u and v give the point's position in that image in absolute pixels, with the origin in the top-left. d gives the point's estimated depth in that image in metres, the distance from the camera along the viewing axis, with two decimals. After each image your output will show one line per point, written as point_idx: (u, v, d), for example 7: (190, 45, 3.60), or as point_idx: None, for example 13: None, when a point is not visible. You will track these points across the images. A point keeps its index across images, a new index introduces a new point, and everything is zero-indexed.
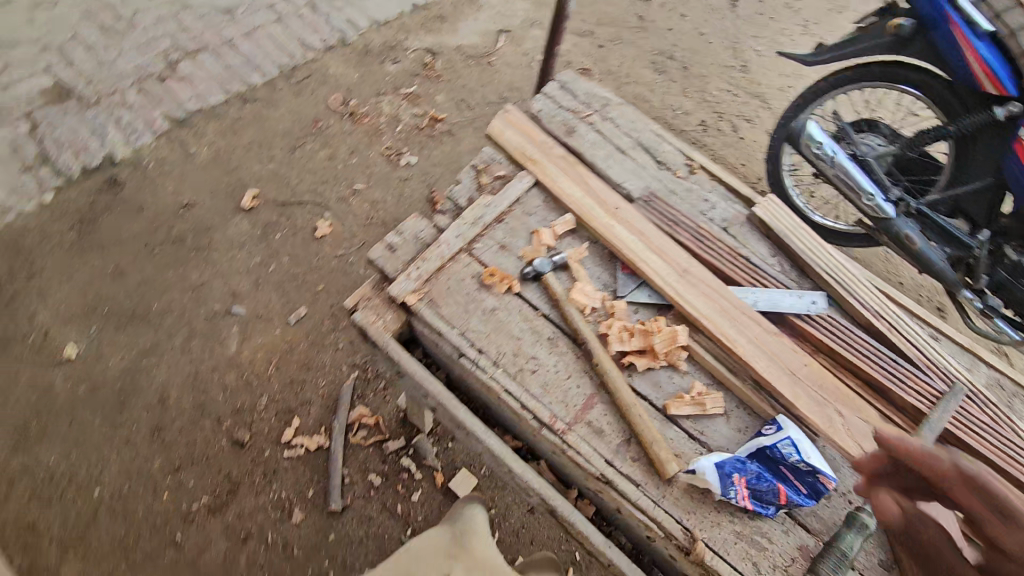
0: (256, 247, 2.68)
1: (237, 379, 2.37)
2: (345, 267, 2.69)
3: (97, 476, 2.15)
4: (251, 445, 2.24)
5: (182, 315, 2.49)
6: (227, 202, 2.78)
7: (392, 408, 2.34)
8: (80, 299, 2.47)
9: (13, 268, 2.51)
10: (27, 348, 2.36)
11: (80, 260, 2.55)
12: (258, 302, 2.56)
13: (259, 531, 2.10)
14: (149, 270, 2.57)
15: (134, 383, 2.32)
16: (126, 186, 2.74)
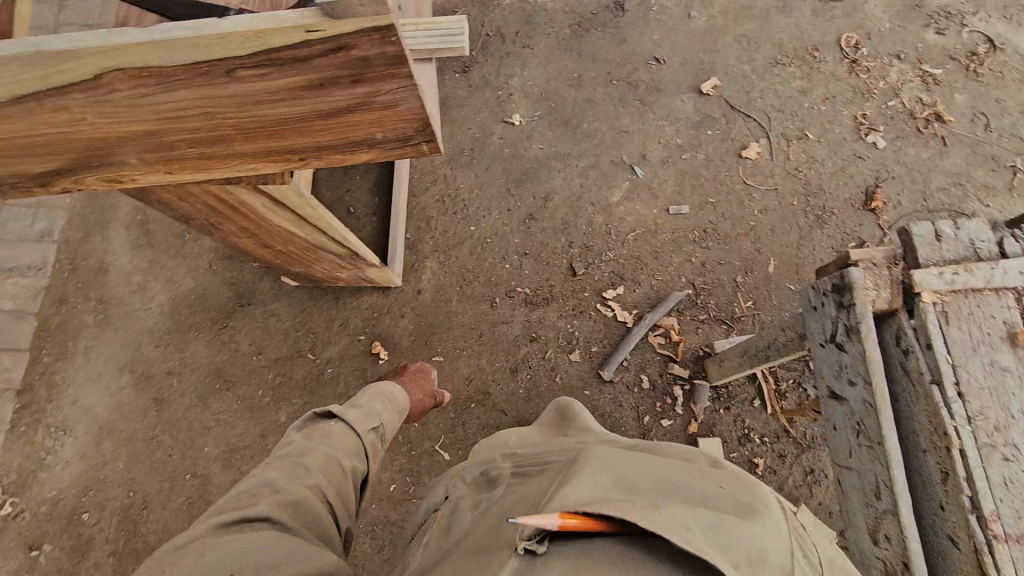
0: (685, 130, 2.73)
1: (602, 224, 2.58)
2: (744, 198, 2.60)
3: (476, 218, 2.60)
4: (580, 280, 2.49)
5: (598, 146, 2.72)
6: (689, 78, 2.82)
7: (699, 341, 2.39)
8: (542, 84, 2.83)
9: (516, 30, 2.92)
10: (490, 96, 2.81)
11: (560, 54, 2.87)
12: (656, 176, 2.66)
13: (545, 344, 2.39)
14: (598, 95, 2.80)
15: (537, 172, 2.67)
16: (625, 16, 2.93)
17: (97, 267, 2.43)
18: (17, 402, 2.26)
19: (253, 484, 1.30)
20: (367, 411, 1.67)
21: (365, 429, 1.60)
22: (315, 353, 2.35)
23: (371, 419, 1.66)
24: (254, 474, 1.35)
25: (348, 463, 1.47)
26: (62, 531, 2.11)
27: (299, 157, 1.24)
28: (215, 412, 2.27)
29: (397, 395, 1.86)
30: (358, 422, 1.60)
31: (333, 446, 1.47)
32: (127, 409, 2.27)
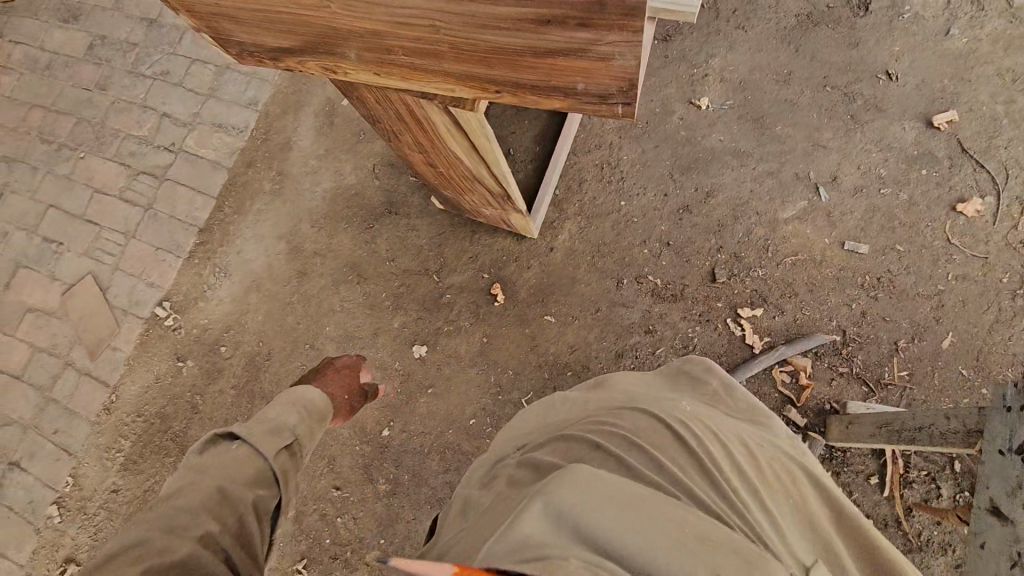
0: (894, 163, 2.39)
1: (761, 238, 2.37)
2: (937, 257, 2.27)
3: (629, 194, 2.49)
4: (717, 289, 2.34)
5: (785, 154, 2.45)
6: (921, 105, 2.43)
7: (829, 393, 2.19)
8: (745, 70, 2.57)
9: (735, 5, 2.65)
10: (684, 71, 2.60)
11: (777, 42, 2.58)
12: (841, 205, 2.37)
13: (659, 340, 2.31)
14: (804, 98, 2.50)
15: (708, 164, 2.48)
16: (867, 17, 2.55)
17: (284, 143, 2.70)
18: (196, 238, 2.63)
19: (115, 548, 1.14)
20: (272, 428, 1.51)
21: (275, 453, 1.44)
22: (440, 275, 2.46)
23: (280, 434, 1.51)
24: (135, 525, 1.21)
25: (248, 494, 1.30)
26: (203, 354, 2.48)
27: (494, 89, 1.24)
28: (344, 299, 2.48)
29: (317, 401, 1.72)
30: (262, 444, 1.44)
31: (228, 479, 1.31)
32: (275, 272, 2.55)
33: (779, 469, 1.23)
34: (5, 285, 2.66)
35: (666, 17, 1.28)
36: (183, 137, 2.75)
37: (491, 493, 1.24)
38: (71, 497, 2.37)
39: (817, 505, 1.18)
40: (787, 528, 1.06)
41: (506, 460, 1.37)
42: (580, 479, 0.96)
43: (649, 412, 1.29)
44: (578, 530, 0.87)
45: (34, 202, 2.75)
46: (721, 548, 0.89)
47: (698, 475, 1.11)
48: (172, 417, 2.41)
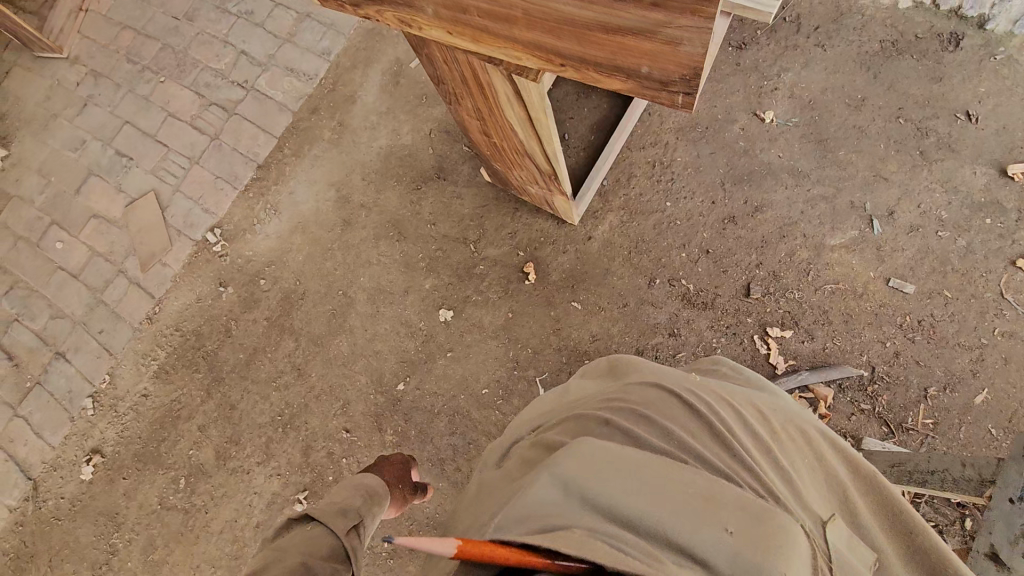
0: (958, 207, 2.30)
1: (804, 261, 2.33)
2: (985, 310, 2.18)
3: (677, 196, 2.47)
4: (749, 304, 2.31)
5: (844, 180, 2.39)
6: (997, 152, 2.33)
7: (845, 427, 2.15)
8: (818, 89, 2.51)
9: (819, 23, 2.58)
10: (754, 82, 2.56)
11: (856, 66, 2.50)
12: (893, 241, 2.30)
13: (682, 345, 2.30)
14: (874, 127, 2.43)
15: (761, 178, 2.44)
16: (956, 53, 2.45)
17: (349, 96, 2.78)
18: (254, 173, 2.75)
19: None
20: (337, 508, 1.56)
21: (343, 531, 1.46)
22: (477, 246, 2.51)
23: (345, 514, 1.54)
24: None
25: (327, 567, 1.28)
26: (243, 284, 2.60)
27: (560, 62, 1.26)
28: (382, 254, 2.56)
29: (379, 487, 1.77)
30: (331, 522, 1.47)
31: (308, 553, 1.30)
32: (322, 217, 2.64)
33: (789, 432, 1.30)
34: (76, 190, 2.84)
35: (743, 15, 1.28)
36: (256, 76, 2.86)
37: (504, 472, 1.27)
38: (106, 394, 2.54)
39: (830, 462, 1.26)
40: (802, 489, 1.14)
41: (520, 442, 1.41)
42: (586, 450, 1.04)
43: (657, 381, 1.34)
44: (589, 500, 0.95)
45: (113, 116, 2.92)
46: (730, 505, 0.97)
47: (710, 438, 1.18)
48: (206, 337, 2.55)
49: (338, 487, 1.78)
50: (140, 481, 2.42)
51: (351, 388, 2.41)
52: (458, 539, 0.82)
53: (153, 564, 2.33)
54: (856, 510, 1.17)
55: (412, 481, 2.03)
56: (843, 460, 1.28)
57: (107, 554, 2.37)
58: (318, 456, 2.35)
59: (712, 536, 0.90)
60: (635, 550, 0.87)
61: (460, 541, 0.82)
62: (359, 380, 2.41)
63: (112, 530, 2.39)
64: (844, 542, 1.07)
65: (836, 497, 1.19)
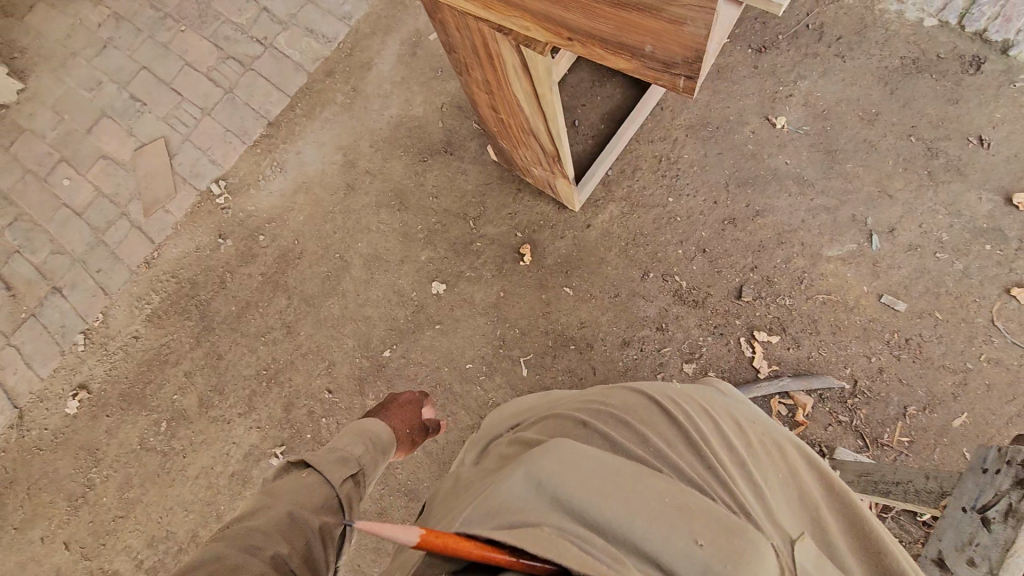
0: (960, 230, 2.29)
1: (798, 269, 2.33)
2: (974, 335, 2.18)
3: (679, 193, 2.47)
4: (740, 307, 2.32)
5: (848, 193, 2.39)
6: (1005, 180, 2.31)
7: (821, 437, 2.17)
8: (833, 100, 2.50)
9: (842, 33, 2.56)
10: (770, 86, 2.54)
11: (874, 80, 2.49)
12: (890, 258, 2.30)
13: (668, 340, 2.31)
14: (885, 143, 2.42)
15: (766, 183, 2.44)
16: (976, 77, 2.43)
17: (365, 62, 2.79)
18: (264, 130, 2.76)
19: (199, 557, 1.16)
20: (337, 457, 1.57)
21: (343, 482, 1.48)
22: (476, 223, 2.52)
23: (344, 464, 1.55)
24: (210, 543, 1.22)
25: (315, 519, 1.32)
26: (242, 238, 2.62)
27: (567, 36, 1.27)
28: (381, 222, 2.57)
29: (381, 434, 1.76)
30: (327, 472, 1.48)
31: (297, 502, 1.34)
32: (326, 180, 2.66)
33: (765, 445, 1.26)
34: (88, 129, 2.87)
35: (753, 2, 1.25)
36: (276, 34, 2.87)
37: (480, 470, 1.28)
38: (97, 332, 2.58)
39: (804, 478, 1.21)
40: (771, 502, 1.10)
41: (499, 440, 1.43)
42: (562, 450, 1.02)
43: (638, 387, 1.33)
44: (557, 499, 0.93)
45: (131, 61, 2.93)
46: (705, 516, 0.94)
47: (684, 447, 1.16)
48: (200, 287, 2.58)
49: (345, 428, 1.75)
50: (123, 420, 2.46)
51: (337, 350, 2.43)
52: (420, 529, 0.78)
53: (128, 502, 2.37)
54: (826, 528, 1.11)
55: (423, 421, 2.04)
56: (818, 478, 1.23)
57: (84, 487, 2.41)
58: (299, 413, 2.38)
59: (681, 545, 0.87)
60: (599, 552, 0.84)
61: (424, 530, 0.78)
62: (346, 343, 2.44)
63: (91, 465, 2.43)
64: (811, 559, 1.01)
65: (806, 514, 1.14)
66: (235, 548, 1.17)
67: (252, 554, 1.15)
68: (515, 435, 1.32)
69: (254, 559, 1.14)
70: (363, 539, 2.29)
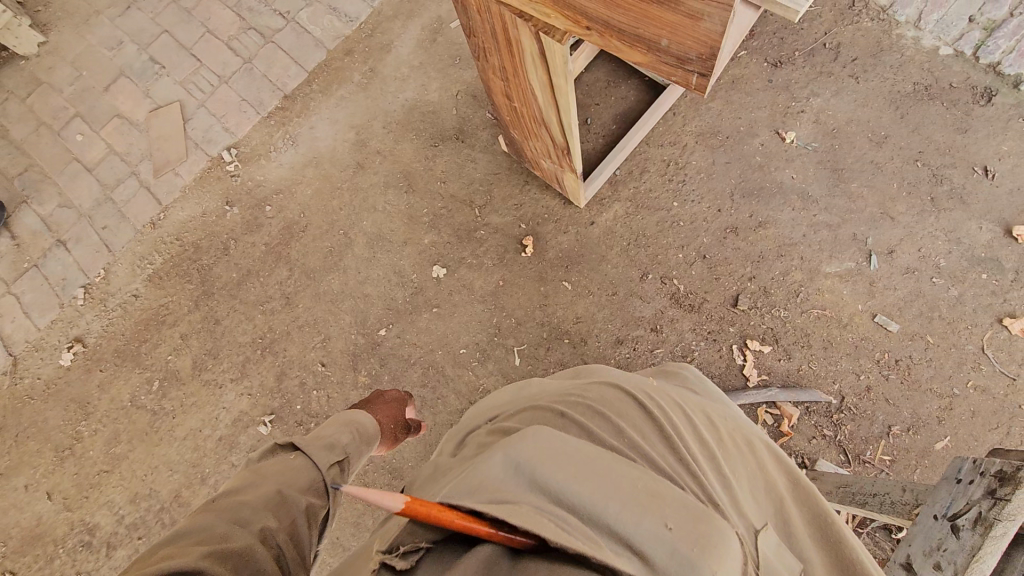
0: (958, 257, 2.31)
1: (796, 282, 2.35)
2: (963, 361, 2.20)
3: (684, 198, 2.49)
4: (735, 315, 2.34)
5: (852, 212, 2.41)
6: (1007, 211, 2.34)
7: (804, 449, 2.19)
8: (844, 120, 2.52)
9: (857, 55, 2.58)
10: (782, 101, 2.57)
11: (886, 104, 2.51)
12: (887, 279, 2.32)
13: (661, 342, 2.33)
14: (891, 166, 2.44)
15: (770, 196, 2.46)
16: (987, 108, 2.45)
17: (385, 45, 2.81)
18: (280, 102, 2.79)
19: (185, 527, 1.16)
20: (326, 443, 1.58)
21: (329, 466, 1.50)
22: (481, 211, 2.54)
23: (332, 450, 1.57)
24: (201, 512, 1.22)
25: (302, 499, 1.32)
26: (249, 207, 2.64)
27: (586, 25, 1.30)
28: (388, 202, 2.59)
29: (367, 426, 1.78)
30: (315, 456, 1.50)
31: (285, 482, 1.35)
32: (337, 157, 2.68)
33: (736, 441, 1.28)
34: (105, 87, 2.89)
35: (771, 8, 1.28)
36: (299, 9, 2.89)
37: (459, 458, 1.30)
38: (98, 288, 2.60)
39: (772, 474, 1.24)
40: (738, 494, 1.12)
41: (478, 430, 1.45)
42: (541, 437, 1.02)
43: (615, 382, 1.36)
44: (533, 480, 0.93)
45: (153, 24, 2.96)
46: (676, 503, 0.92)
47: (657, 437, 1.18)
48: (203, 251, 2.60)
49: (329, 420, 1.77)
50: (116, 377, 2.48)
51: (334, 324, 2.45)
52: (406, 495, 0.88)
53: (114, 457, 2.39)
54: (790, 522, 1.14)
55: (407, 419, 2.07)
56: (786, 477, 1.25)
57: (72, 439, 2.43)
58: (290, 383, 2.40)
59: (649, 521, 0.87)
60: (570, 528, 0.85)
61: (407, 497, 0.88)
62: (343, 319, 2.46)
63: (81, 418, 2.45)
64: (773, 549, 1.04)
65: (773, 508, 1.16)
66: (225, 521, 1.18)
67: (240, 528, 1.17)
68: (495, 425, 1.34)
69: (242, 532, 1.15)
70: (343, 512, 2.31)
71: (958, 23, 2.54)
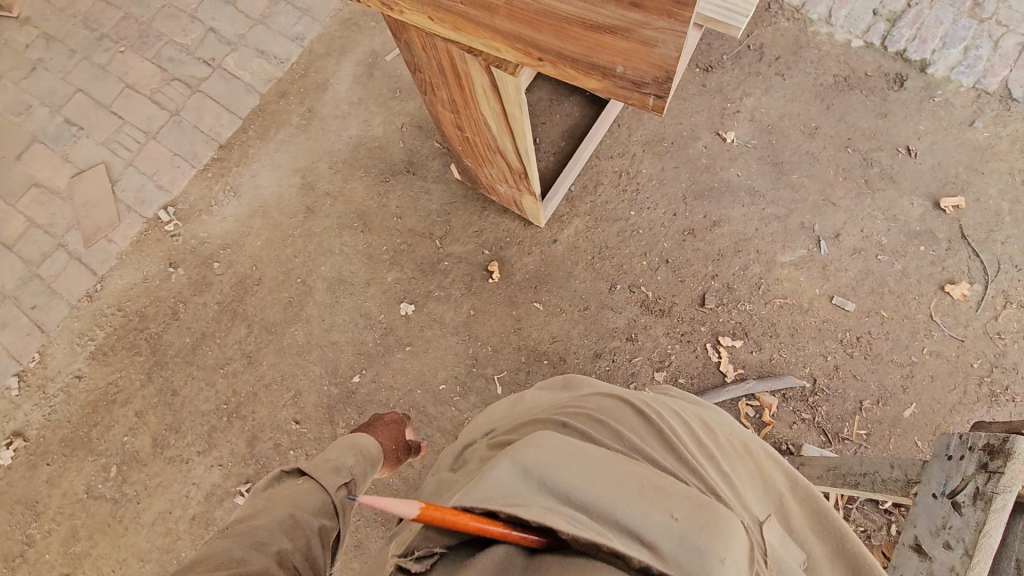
0: (897, 234, 2.46)
1: (756, 275, 2.44)
2: (917, 329, 2.34)
3: (640, 206, 2.54)
4: (704, 313, 2.39)
5: (797, 202, 2.53)
6: (932, 185, 2.51)
7: (787, 435, 2.25)
8: (776, 116, 2.65)
9: (779, 53, 2.73)
10: (718, 103, 2.68)
11: (811, 97, 2.66)
12: (838, 261, 2.44)
13: (638, 350, 2.35)
14: (825, 155, 2.58)
15: (720, 195, 2.55)
16: (901, 92, 2.64)
17: (320, 83, 2.74)
18: (215, 153, 2.66)
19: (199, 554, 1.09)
20: (334, 466, 1.48)
21: (338, 489, 1.40)
22: (442, 242, 2.50)
23: (340, 472, 1.46)
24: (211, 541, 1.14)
25: (314, 520, 1.25)
26: (196, 266, 2.50)
27: (538, 56, 1.30)
28: (344, 244, 2.51)
29: (371, 446, 1.66)
30: (323, 478, 1.40)
31: (296, 506, 1.27)
32: (284, 203, 2.58)
33: (733, 443, 1.28)
34: (17, 156, 2.68)
35: (710, 26, 1.32)
36: (224, 55, 2.78)
37: (461, 473, 1.25)
38: (34, 374, 2.38)
39: (770, 471, 1.25)
40: (743, 493, 1.12)
41: (474, 446, 1.41)
42: (545, 439, 0.98)
43: (614, 392, 1.34)
44: (541, 481, 0.88)
45: (64, 84, 2.77)
46: (680, 496, 0.88)
47: (658, 442, 1.17)
48: (150, 319, 2.43)
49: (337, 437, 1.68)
50: (66, 468, 2.27)
51: (304, 378, 2.34)
52: (421, 500, 0.81)
53: (74, 557, 2.18)
54: (790, 518, 1.16)
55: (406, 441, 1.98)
56: (783, 473, 1.27)
57: (22, 546, 2.20)
58: (264, 447, 2.26)
59: (659, 514, 0.82)
60: (580, 524, 0.81)
61: (423, 504, 0.81)
62: (313, 371, 2.35)
63: (30, 520, 2.22)
64: (778, 540, 1.05)
65: (773, 504, 1.19)
66: (243, 545, 1.12)
67: (258, 551, 1.11)
68: (494, 439, 1.30)
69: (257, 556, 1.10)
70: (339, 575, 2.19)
71: (864, 17, 2.73)
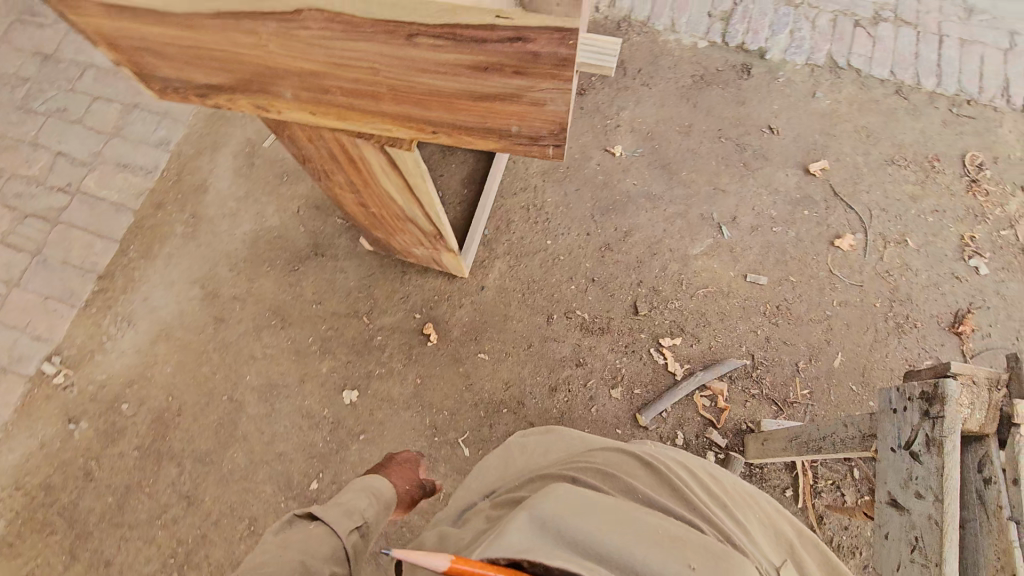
0: (782, 205, 2.70)
1: (676, 272, 2.56)
2: (823, 286, 2.56)
3: (555, 234, 2.60)
4: (640, 321, 2.48)
5: (692, 196, 2.70)
6: (799, 156, 2.79)
7: (744, 414, 2.36)
8: (653, 123, 2.83)
9: (640, 66, 2.94)
10: (598, 123, 2.83)
11: (677, 100, 2.88)
12: (742, 242, 2.63)
13: (590, 372, 2.38)
14: (704, 148, 2.79)
15: (624, 206, 2.67)
16: (750, 80, 2.92)
17: (199, 184, 2.58)
18: (95, 285, 2.41)
19: None
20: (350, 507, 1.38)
21: (350, 530, 1.29)
22: (370, 317, 2.41)
23: (352, 515, 1.34)
24: None
25: (326, 568, 1.16)
26: (101, 414, 2.23)
27: (431, 130, 1.29)
28: (266, 346, 2.35)
29: (386, 489, 1.53)
30: (336, 521, 1.29)
31: (306, 553, 1.17)
32: (189, 320, 2.38)
33: (737, 490, 1.33)
34: None
35: None
36: (82, 178, 2.55)
37: (462, 533, 1.18)
38: None
39: (777, 519, 1.30)
40: (758, 541, 1.16)
41: (474, 507, 1.33)
42: (560, 490, 0.95)
43: (614, 443, 1.35)
44: (561, 534, 0.85)
45: None
46: (698, 547, 0.88)
47: (670, 496, 1.18)
48: (59, 489, 2.13)
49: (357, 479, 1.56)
50: None
51: (256, 502, 2.14)
52: (447, 554, 0.82)
53: None
54: (804, 567, 1.21)
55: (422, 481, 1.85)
56: (789, 521, 1.33)
57: None
58: None
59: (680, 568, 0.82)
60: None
61: (452, 557, 0.82)
62: (264, 491, 2.15)
63: None
64: None
65: (785, 551, 1.23)
66: None
67: None
68: (497, 497, 1.25)
69: None
70: None
71: (701, 20, 3.01)
